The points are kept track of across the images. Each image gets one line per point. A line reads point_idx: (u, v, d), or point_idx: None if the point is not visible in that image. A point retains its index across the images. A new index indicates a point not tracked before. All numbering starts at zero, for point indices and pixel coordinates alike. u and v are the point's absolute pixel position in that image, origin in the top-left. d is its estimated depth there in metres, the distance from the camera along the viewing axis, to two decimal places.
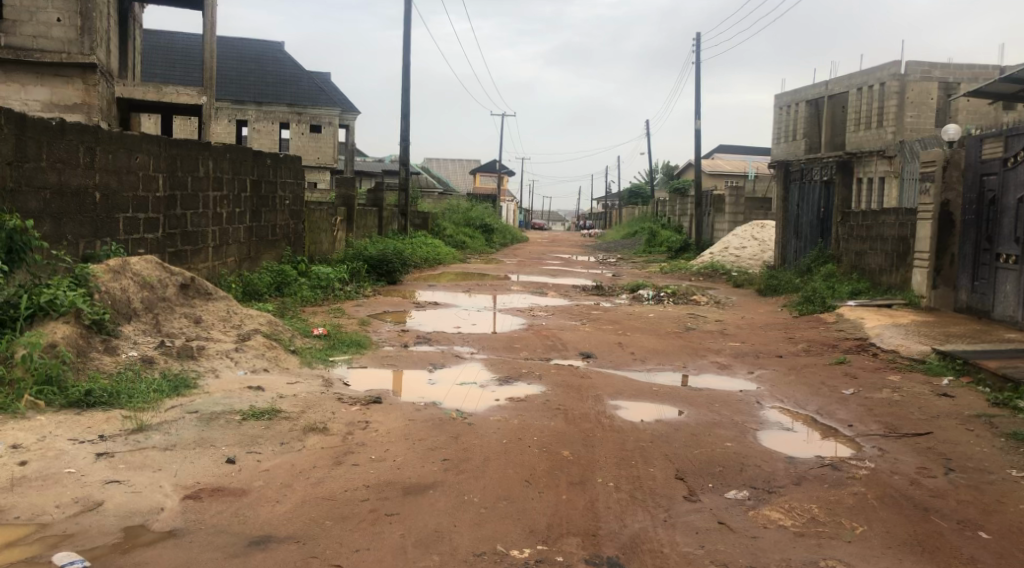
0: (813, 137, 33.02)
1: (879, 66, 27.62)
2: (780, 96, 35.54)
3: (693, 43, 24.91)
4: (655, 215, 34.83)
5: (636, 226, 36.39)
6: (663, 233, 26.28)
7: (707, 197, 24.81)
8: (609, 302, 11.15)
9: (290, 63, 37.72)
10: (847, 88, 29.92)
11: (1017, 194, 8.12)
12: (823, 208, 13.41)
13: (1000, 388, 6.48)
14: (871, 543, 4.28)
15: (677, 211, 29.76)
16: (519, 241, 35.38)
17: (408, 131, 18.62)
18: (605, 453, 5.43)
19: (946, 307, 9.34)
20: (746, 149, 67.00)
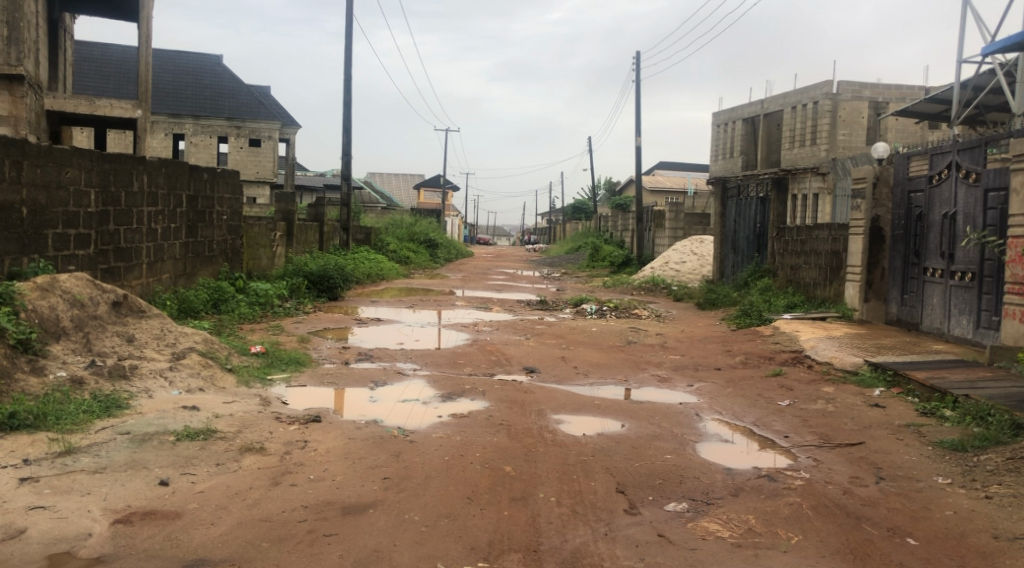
0: (749, 154, 33.81)
1: (812, 86, 28.48)
2: (718, 114, 36.29)
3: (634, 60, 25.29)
4: (598, 230, 35.16)
5: (579, 241, 36.75)
6: (606, 248, 26.54)
7: (648, 212, 25.17)
8: (552, 317, 11.20)
9: (229, 77, 37.25)
10: (781, 106, 30.77)
11: (942, 209, 8.42)
12: (759, 223, 13.70)
13: (928, 398, 6.69)
14: (806, 553, 4.36)
15: (619, 226, 30.13)
16: (462, 256, 35.34)
17: (350, 145, 18.49)
18: (546, 468, 5.43)
19: (878, 319, 9.61)
20: (686, 165, 68.44)
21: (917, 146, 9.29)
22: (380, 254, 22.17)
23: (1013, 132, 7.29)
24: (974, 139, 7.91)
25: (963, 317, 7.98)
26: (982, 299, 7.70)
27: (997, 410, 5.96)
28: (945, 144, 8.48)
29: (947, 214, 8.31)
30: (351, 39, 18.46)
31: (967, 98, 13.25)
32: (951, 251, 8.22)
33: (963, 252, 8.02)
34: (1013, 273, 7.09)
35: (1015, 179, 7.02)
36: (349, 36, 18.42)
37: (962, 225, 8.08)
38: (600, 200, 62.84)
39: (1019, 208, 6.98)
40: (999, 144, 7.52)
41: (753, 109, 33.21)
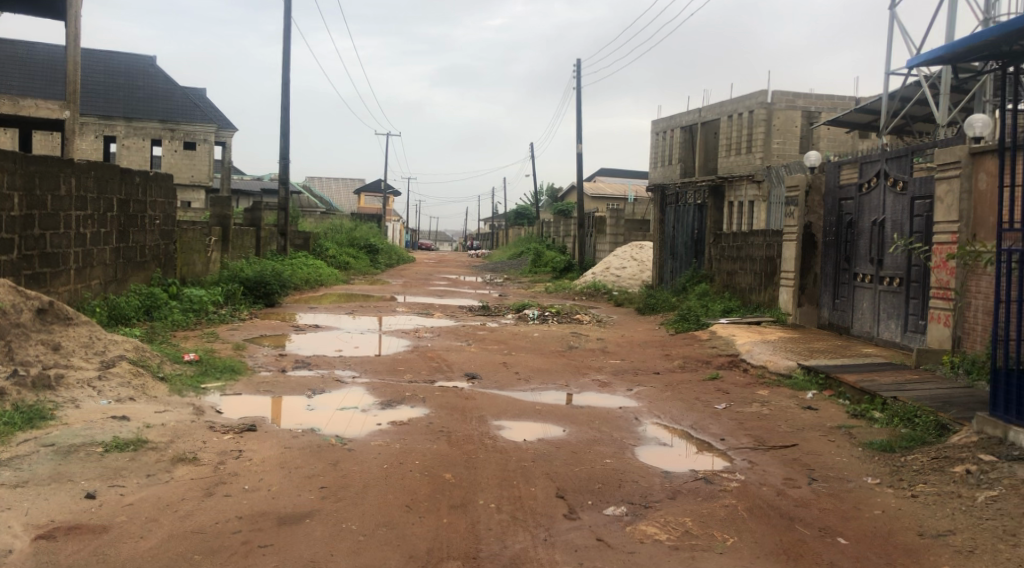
0: (687, 162, 34.36)
1: (747, 95, 29.15)
2: (657, 122, 36.83)
3: (574, 67, 25.51)
4: (540, 236, 35.36)
5: (522, 247, 36.87)
6: (548, 254, 26.69)
7: (589, 218, 25.42)
8: (493, 322, 11.19)
9: (163, 78, 36.45)
10: (718, 115, 31.40)
11: (872, 217, 8.67)
12: (697, 230, 13.94)
13: (858, 400, 6.87)
14: (741, 554, 4.43)
15: (561, 232, 30.36)
16: (404, 261, 35.13)
17: (288, 149, 18.25)
18: (486, 475, 5.41)
19: (811, 323, 9.85)
20: (628, 172, 69.31)
21: (847, 155, 9.55)
22: (319, 259, 21.90)
23: (938, 143, 7.54)
24: (901, 148, 8.17)
25: (892, 322, 8.23)
26: (909, 304, 7.95)
27: (923, 411, 6.16)
28: (874, 153, 8.74)
29: (876, 221, 8.57)
30: (288, 42, 18.23)
31: (894, 109, 13.73)
32: (880, 257, 8.47)
33: (891, 258, 8.28)
34: (938, 279, 7.35)
35: (940, 187, 7.25)
36: (287, 39, 18.19)
37: (890, 232, 8.33)
38: (543, 206, 63.22)
39: (943, 216, 7.23)
40: (925, 154, 7.77)
41: (691, 118, 33.81)
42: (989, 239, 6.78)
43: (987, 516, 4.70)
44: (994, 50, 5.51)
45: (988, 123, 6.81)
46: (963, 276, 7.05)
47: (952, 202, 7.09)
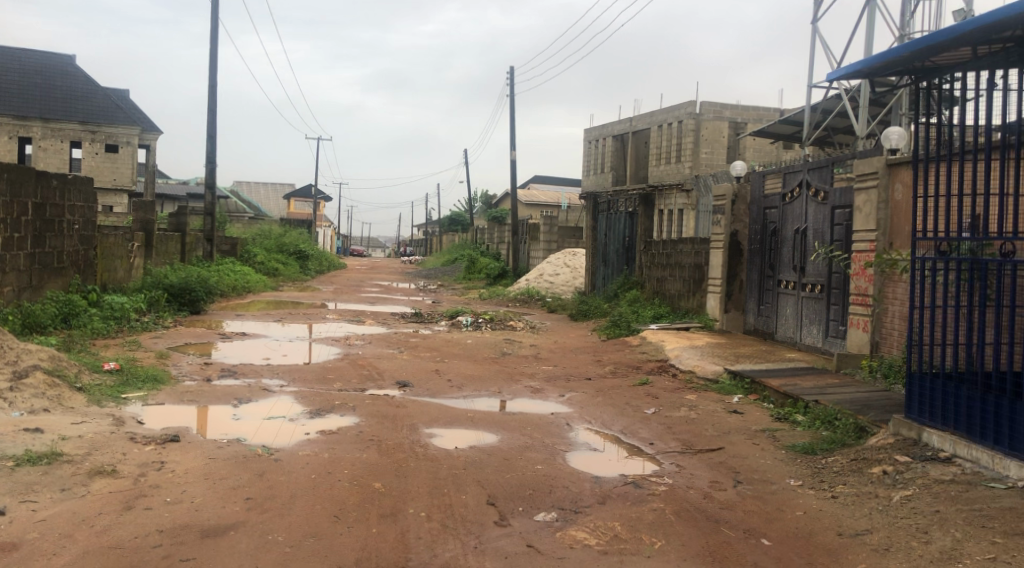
0: (620, 170, 34.84)
1: (677, 105, 29.79)
2: (589, 131, 37.27)
3: (507, 74, 25.64)
4: (474, 242, 35.39)
5: (456, 253, 36.83)
6: (483, 260, 26.72)
7: (524, 225, 25.58)
8: (426, 329, 11.13)
9: (84, 79, 35.33)
10: (649, 124, 31.99)
11: (795, 226, 8.93)
12: (628, 237, 14.15)
13: (782, 403, 7.06)
14: (668, 557, 4.50)
15: (495, 238, 30.44)
16: (336, 268, 34.67)
17: (215, 152, 17.86)
18: (416, 483, 5.37)
19: (737, 329, 10.09)
20: (563, 180, 69.97)
21: (771, 165, 9.81)
22: (247, 266, 21.45)
23: (856, 154, 7.81)
24: (822, 159, 8.43)
25: (813, 327, 8.49)
26: (830, 310, 8.21)
27: (843, 414, 6.36)
28: (796, 163, 9.00)
29: (799, 229, 8.83)
30: (216, 44, 17.85)
31: (816, 121, 14.21)
32: (802, 265, 8.73)
33: (813, 265, 8.54)
34: (857, 286, 7.58)
35: (859, 198, 7.50)
36: (214, 41, 17.82)
37: (812, 240, 8.59)
38: (478, 213, 63.31)
39: (862, 225, 7.49)
40: (844, 165, 8.04)
41: (622, 127, 34.36)
42: (904, 248, 7.05)
43: (903, 515, 4.87)
44: (907, 66, 5.76)
45: (903, 135, 7.09)
46: (880, 283, 7.31)
47: (870, 211, 7.35)
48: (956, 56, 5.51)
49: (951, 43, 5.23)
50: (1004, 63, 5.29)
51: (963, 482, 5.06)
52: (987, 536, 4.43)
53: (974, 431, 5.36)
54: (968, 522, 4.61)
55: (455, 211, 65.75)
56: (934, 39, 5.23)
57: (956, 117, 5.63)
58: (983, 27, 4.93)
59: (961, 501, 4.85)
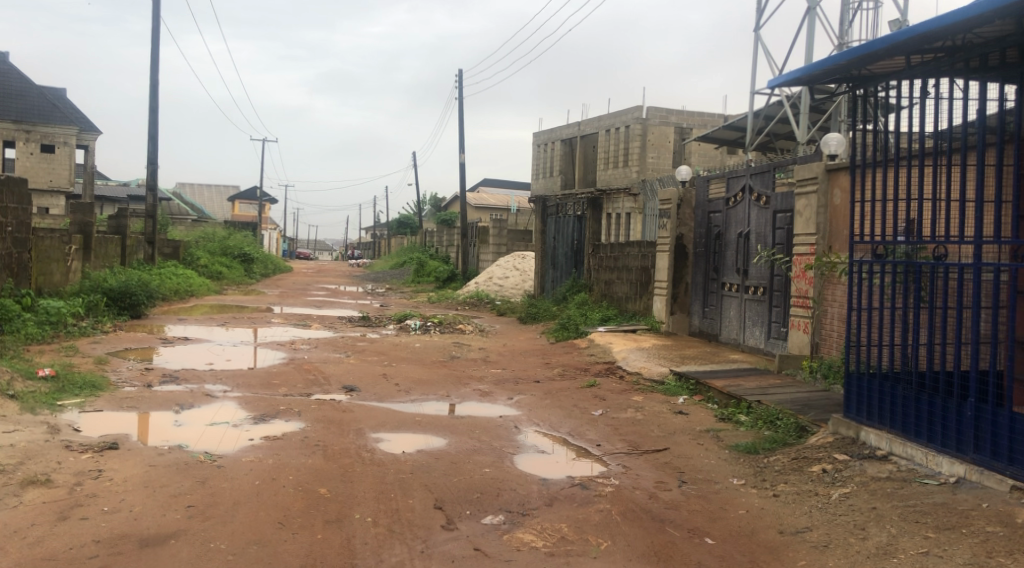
0: (568, 174, 35.06)
1: (624, 110, 30.20)
2: (538, 135, 37.47)
3: (456, 77, 25.64)
4: (423, 246, 35.28)
5: (404, 256, 36.67)
6: (431, 263, 26.64)
7: (473, 228, 25.60)
8: (374, 333, 11.05)
9: (18, 77, 34.27)
10: (596, 129, 32.34)
11: (738, 229, 9.10)
12: (576, 240, 14.26)
13: (725, 404, 7.18)
14: (614, 558, 4.53)
15: (444, 242, 30.40)
16: (281, 272, 34.18)
17: (156, 154, 17.48)
18: (362, 489, 5.33)
19: (683, 331, 10.23)
20: (513, 184, 70.27)
21: (716, 170, 9.98)
22: (190, 269, 21.01)
23: (796, 160, 7.99)
24: (763, 164, 8.61)
25: (756, 329, 8.65)
26: (772, 311, 8.37)
27: (784, 414, 6.49)
28: (739, 169, 9.18)
29: (742, 233, 8.99)
30: (158, 43, 17.50)
31: (759, 127, 14.53)
32: (745, 268, 8.90)
33: (756, 268, 8.70)
34: (798, 288, 7.76)
35: (799, 202, 7.68)
36: (156, 40, 17.46)
37: (754, 244, 8.76)
38: (428, 215, 63.17)
39: (802, 229, 7.66)
40: (786, 170, 8.21)
41: (570, 131, 34.67)
42: (842, 251, 7.23)
43: (841, 511, 4.99)
44: (845, 74, 5.91)
45: (841, 141, 7.27)
46: (820, 286, 7.49)
47: (810, 215, 7.52)
48: (891, 64, 5.68)
49: (885, 52, 5.39)
50: (935, 72, 5.47)
51: (899, 479, 5.21)
52: (921, 531, 4.56)
53: (909, 429, 5.52)
54: (902, 518, 4.75)
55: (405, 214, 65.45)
56: (869, 48, 5.38)
57: (890, 124, 5.79)
58: (916, 37, 5.09)
59: (896, 497, 5.00)
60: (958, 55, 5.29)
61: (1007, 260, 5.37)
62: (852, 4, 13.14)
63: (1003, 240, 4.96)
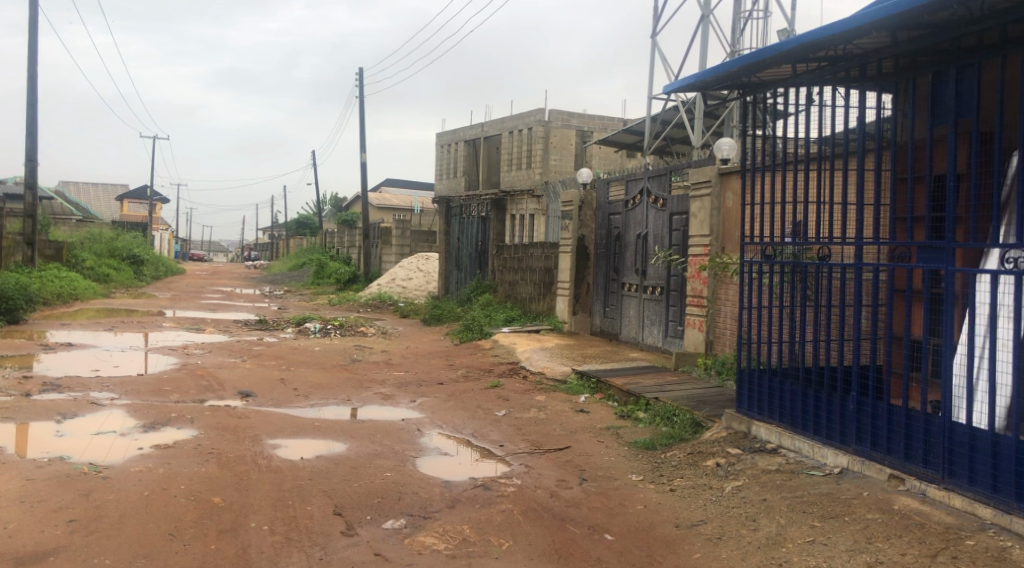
0: (471, 175, 35.15)
1: (526, 113, 30.52)
2: (441, 136, 37.37)
3: (356, 74, 25.24)
4: (324, 247, 34.66)
5: (304, 257, 35.94)
6: (333, 264, 26.21)
7: (375, 229, 25.34)
8: (271, 337, 10.77)
9: None
10: (499, 130, 32.55)
11: (636, 231, 9.30)
12: (480, 241, 14.28)
13: (625, 402, 7.32)
14: (515, 557, 4.55)
15: (346, 242, 29.97)
16: (174, 274, 32.90)
17: (36, 150, 16.55)
18: (258, 496, 5.17)
19: (585, 330, 10.38)
20: (414, 184, 70.13)
21: (615, 173, 10.17)
22: (74, 271, 19.98)
23: (691, 164, 8.23)
24: (660, 167, 8.83)
25: (654, 327, 8.87)
26: (669, 311, 8.60)
27: (680, 410, 6.66)
28: (637, 173, 9.39)
29: (640, 234, 9.20)
30: (37, 33, 16.59)
31: (656, 132, 14.93)
32: (644, 269, 9.10)
33: (653, 268, 8.91)
34: (693, 288, 8.00)
35: (694, 205, 7.91)
36: (33, 30, 16.53)
37: (652, 245, 8.98)
38: (330, 215, 62.21)
39: (697, 230, 7.89)
40: (681, 173, 8.45)
41: (473, 133, 34.76)
42: (734, 251, 7.49)
43: (734, 503, 5.17)
44: (736, 81, 6.12)
45: (732, 146, 7.53)
46: (714, 286, 7.73)
47: (704, 218, 7.76)
48: (779, 72, 5.90)
49: (773, 60, 5.59)
50: (818, 80, 5.71)
51: (788, 471, 5.43)
52: (808, 520, 4.76)
53: (798, 422, 5.76)
54: (791, 508, 4.95)
55: (308, 214, 64.18)
56: (759, 56, 5.57)
57: (779, 130, 6.02)
58: (801, 46, 5.30)
59: (784, 488, 5.21)
60: (841, 64, 5.54)
61: (886, 260, 5.67)
62: (743, 15, 13.64)
63: (881, 241, 5.23)
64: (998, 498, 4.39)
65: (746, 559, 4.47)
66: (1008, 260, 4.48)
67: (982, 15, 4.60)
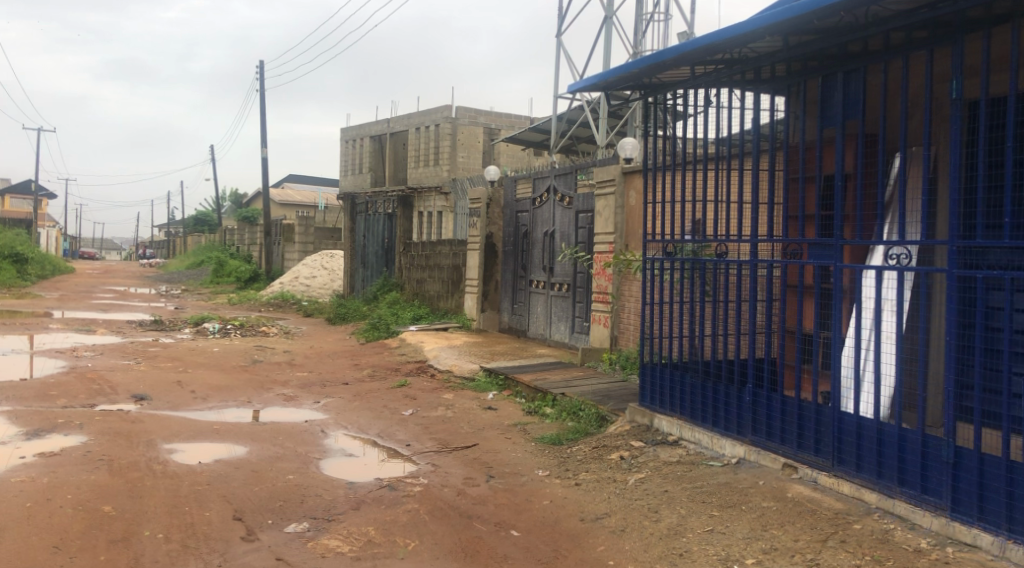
0: (378, 171, 34.78)
1: (433, 109, 30.44)
2: (346, 131, 36.77)
3: (256, 66, 24.53)
4: (223, 244, 33.65)
5: (203, 255, 34.78)
6: (233, 262, 25.49)
7: (277, 226, 24.79)
8: (167, 338, 10.37)
9: None
10: (406, 126, 32.33)
11: (543, 229, 9.39)
12: (386, 238, 14.14)
13: (532, 398, 7.38)
14: (421, 557, 4.52)
15: (247, 239, 29.18)
16: (61, 274, 31.27)
17: None
18: (152, 503, 4.98)
19: (493, 328, 10.42)
20: (321, 180, 68.92)
21: (521, 171, 10.23)
22: None
23: (596, 162, 8.36)
24: (567, 166, 8.92)
25: (561, 324, 8.98)
26: (576, 307, 8.71)
27: (586, 404, 6.76)
28: (543, 171, 9.48)
29: (547, 232, 9.29)
30: None
31: (562, 130, 15.10)
32: (551, 266, 9.19)
33: (560, 265, 9.01)
34: (599, 284, 8.13)
35: (599, 203, 8.04)
36: None
37: (559, 242, 9.08)
38: (233, 212, 60.44)
39: (601, 228, 8.01)
40: (587, 172, 8.56)
41: (379, 129, 34.44)
42: (637, 248, 7.64)
43: (636, 496, 5.27)
44: (638, 82, 6.25)
45: (635, 146, 7.68)
46: (618, 282, 7.88)
47: (609, 216, 7.89)
48: (677, 74, 6.06)
49: (671, 62, 5.73)
50: (715, 82, 5.89)
51: (688, 462, 5.59)
52: (706, 510, 4.90)
53: (697, 414, 5.93)
54: (690, 498, 5.09)
55: (202, 211, 62.30)
56: (658, 57, 5.69)
57: (679, 130, 6.16)
58: (698, 49, 5.44)
59: (685, 479, 5.35)
60: (735, 67, 5.72)
61: (780, 257, 5.89)
62: (645, 16, 13.93)
63: (775, 238, 5.42)
64: (882, 483, 4.61)
65: (647, 550, 4.57)
66: (891, 257, 4.70)
67: (866, 23, 4.81)
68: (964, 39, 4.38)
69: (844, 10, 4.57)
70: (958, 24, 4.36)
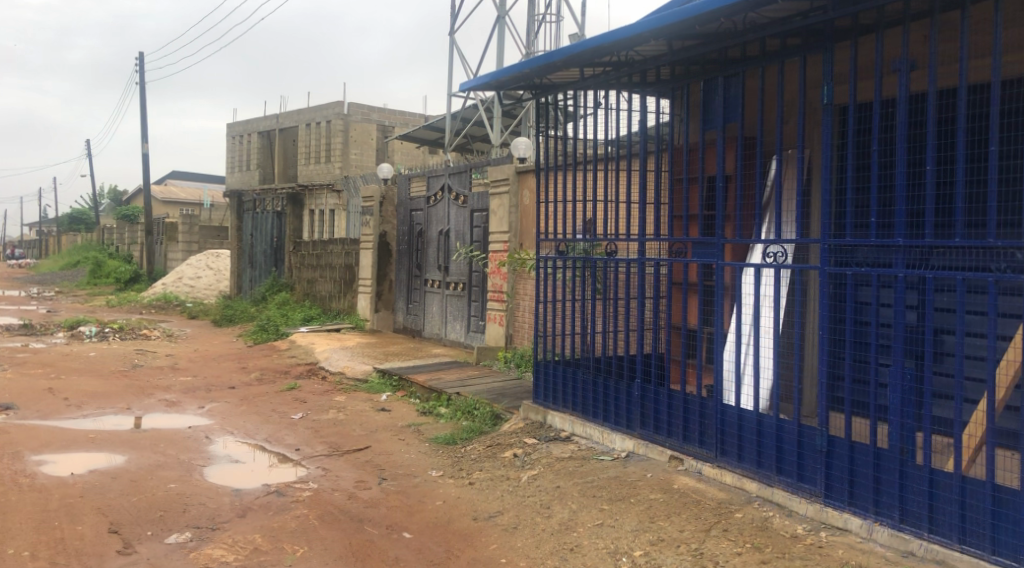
0: (268, 168, 33.92)
1: (325, 105, 29.93)
2: (233, 126, 35.60)
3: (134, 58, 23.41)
4: (101, 243, 32.07)
5: (80, 255, 33.08)
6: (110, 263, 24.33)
7: (158, 224, 23.84)
8: (38, 343, 9.82)
9: None
10: (296, 123, 31.67)
11: (438, 227, 9.36)
12: (276, 237, 13.81)
13: (425, 398, 7.34)
14: (309, 564, 4.42)
15: (126, 238, 27.90)
16: None
17: None
18: (17, 520, 4.69)
19: (387, 328, 10.32)
20: (213, 176, 66.64)
21: (415, 170, 10.17)
22: None
23: (489, 161, 8.41)
24: (461, 165, 8.93)
25: (456, 323, 8.98)
26: (471, 306, 8.73)
27: (481, 403, 6.77)
28: (437, 169, 9.44)
29: (442, 231, 9.26)
30: None
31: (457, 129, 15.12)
32: (445, 264, 9.17)
33: (455, 264, 9.00)
34: (493, 283, 8.17)
35: (493, 202, 8.08)
36: None
37: (453, 241, 9.07)
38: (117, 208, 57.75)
39: (495, 227, 8.05)
40: (481, 171, 8.59)
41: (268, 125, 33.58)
42: (530, 247, 7.72)
43: (529, 493, 5.31)
44: (529, 82, 6.28)
45: (527, 145, 7.73)
46: (513, 281, 7.91)
47: (503, 215, 7.93)
48: (567, 75, 6.13)
49: (562, 63, 5.77)
50: (603, 83, 5.98)
51: (580, 457, 5.67)
52: (596, 504, 4.97)
53: (588, 409, 6.04)
54: (581, 493, 5.15)
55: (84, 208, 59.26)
56: (549, 58, 5.73)
57: (570, 130, 6.24)
58: (588, 50, 5.49)
59: (577, 474, 5.42)
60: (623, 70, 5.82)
61: (665, 255, 6.04)
62: (538, 17, 14.09)
63: (660, 237, 5.55)
64: (762, 472, 4.79)
65: (538, 546, 4.62)
66: (767, 255, 4.88)
67: (744, 29, 4.96)
68: (833, 48, 4.57)
69: (724, 16, 4.69)
70: (827, 32, 4.55)
